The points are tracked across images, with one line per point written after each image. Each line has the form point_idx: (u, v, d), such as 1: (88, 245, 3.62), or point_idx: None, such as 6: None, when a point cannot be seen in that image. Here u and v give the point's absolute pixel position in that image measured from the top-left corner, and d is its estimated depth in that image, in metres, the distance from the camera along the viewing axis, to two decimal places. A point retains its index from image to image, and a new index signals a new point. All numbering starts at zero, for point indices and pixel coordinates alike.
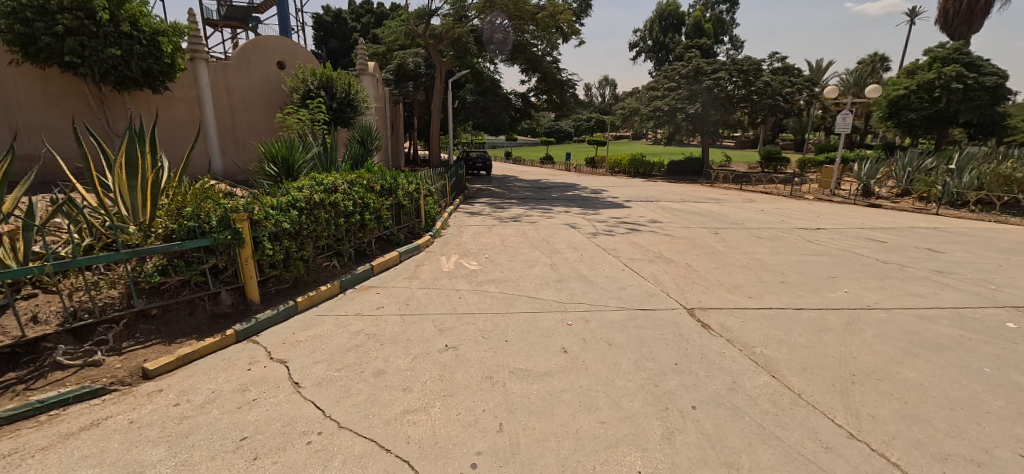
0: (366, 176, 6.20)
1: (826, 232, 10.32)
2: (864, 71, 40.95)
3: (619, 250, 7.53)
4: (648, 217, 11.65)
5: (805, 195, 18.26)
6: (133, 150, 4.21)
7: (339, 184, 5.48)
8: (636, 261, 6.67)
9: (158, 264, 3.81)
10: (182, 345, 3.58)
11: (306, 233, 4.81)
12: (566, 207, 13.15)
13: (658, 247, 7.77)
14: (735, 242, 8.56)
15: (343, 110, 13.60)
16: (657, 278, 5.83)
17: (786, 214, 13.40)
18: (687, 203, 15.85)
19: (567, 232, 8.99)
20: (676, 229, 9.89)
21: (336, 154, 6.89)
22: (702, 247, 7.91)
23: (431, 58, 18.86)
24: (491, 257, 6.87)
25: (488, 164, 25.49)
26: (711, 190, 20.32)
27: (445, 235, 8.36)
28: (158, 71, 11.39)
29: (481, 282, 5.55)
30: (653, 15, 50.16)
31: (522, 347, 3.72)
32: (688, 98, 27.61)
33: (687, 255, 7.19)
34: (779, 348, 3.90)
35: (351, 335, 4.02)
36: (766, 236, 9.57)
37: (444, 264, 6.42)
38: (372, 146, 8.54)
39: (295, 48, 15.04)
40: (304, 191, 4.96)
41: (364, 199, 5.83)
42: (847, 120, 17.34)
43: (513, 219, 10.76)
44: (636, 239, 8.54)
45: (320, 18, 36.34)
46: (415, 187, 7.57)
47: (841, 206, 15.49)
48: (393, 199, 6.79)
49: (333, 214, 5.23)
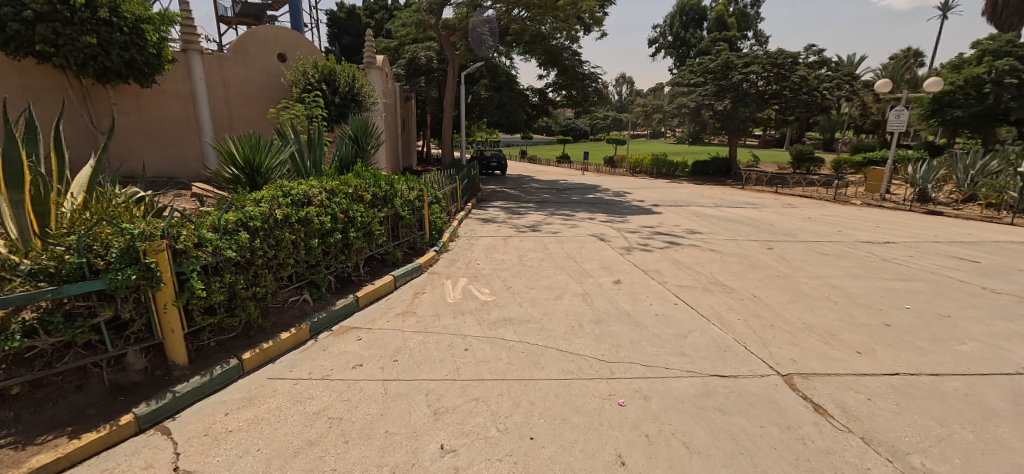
0: (353, 183, 4.98)
1: (898, 247, 8.85)
2: (899, 66, 38.84)
3: (663, 272, 6.19)
4: (684, 225, 10.30)
5: (850, 200, 16.67)
6: (16, 148, 3.00)
7: (312, 194, 4.28)
8: (688, 291, 5.34)
9: (28, 320, 2.65)
10: (41, 450, 2.43)
11: (265, 256, 3.63)
12: (591, 213, 11.82)
13: (710, 269, 6.43)
14: (798, 261, 7.19)
15: (346, 106, 12.47)
16: (724, 318, 4.47)
17: (838, 223, 11.91)
18: (722, 209, 14.37)
19: (596, 246, 7.67)
20: (722, 242, 8.54)
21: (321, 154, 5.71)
22: (765, 269, 6.54)
23: (443, 51, 17.71)
24: (507, 281, 5.58)
25: (503, 163, 24.21)
26: (744, 194, 18.82)
27: (453, 250, 7.10)
28: (142, 62, 10.34)
29: (494, 322, 4.25)
30: (674, 8, 48.50)
31: (558, 456, 2.47)
32: (715, 95, 26.06)
33: (749, 281, 5.83)
34: (946, 457, 2.59)
35: (307, 420, 2.78)
36: (830, 252, 8.14)
37: (448, 293, 5.16)
38: (369, 145, 7.30)
39: (297, 39, 13.66)
40: (262, 204, 3.77)
41: (347, 213, 4.61)
42: (902, 117, 15.70)
43: (532, 227, 9.48)
44: (679, 257, 7.18)
45: (334, 15, 35.50)
46: (416, 194, 6.33)
47: (896, 214, 13.91)
48: (389, 210, 5.56)
49: (302, 235, 4.01)
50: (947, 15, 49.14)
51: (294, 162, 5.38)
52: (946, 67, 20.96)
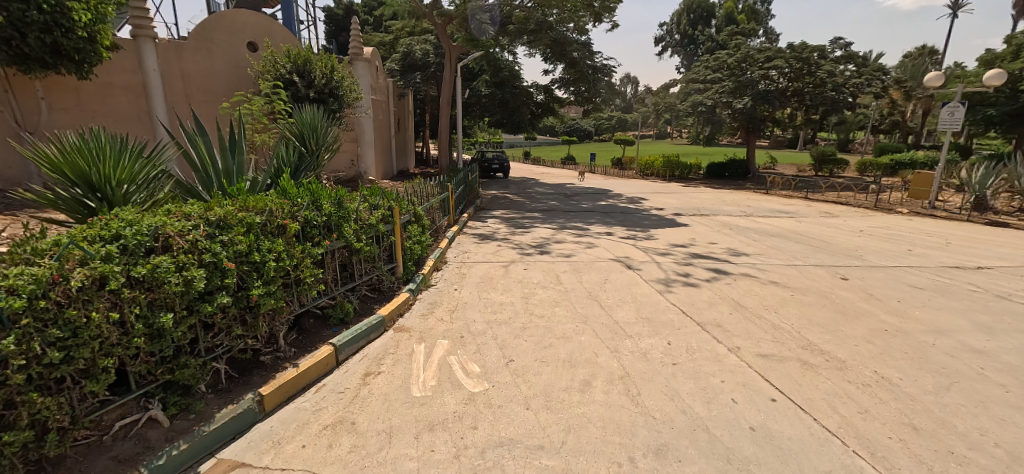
0: (269, 203, 3.21)
1: (994, 274, 7.14)
2: (919, 64, 37.19)
3: (729, 324, 4.42)
4: (723, 244, 8.56)
5: (894, 208, 14.89)
6: None
7: (175, 230, 2.54)
8: (780, 367, 3.57)
9: None
10: None
11: (39, 366, 1.96)
12: (607, 226, 10.11)
13: (790, 318, 4.67)
14: (894, 303, 5.47)
15: (323, 100, 10.76)
16: (865, 437, 2.73)
17: (896, 238, 10.18)
18: (754, 219, 12.62)
19: (624, 277, 5.92)
20: (780, 269, 6.81)
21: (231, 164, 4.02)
22: (864, 319, 4.80)
23: (441, 41, 16.09)
24: (507, 345, 3.83)
25: (505, 166, 22.47)
26: (771, 200, 17.09)
27: (436, 286, 5.31)
28: (71, 47, 8.42)
29: (486, 452, 2.51)
30: (681, 6, 46.83)
31: None
32: (733, 92, 24.27)
33: (858, 346, 4.07)
34: None
35: None
36: (923, 284, 6.41)
37: (416, 371, 3.39)
38: (323, 149, 5.55)
39: (270, 26, 11.94)
40: (47, 262, 2.07)
41: (249, 257, 2.86)
42: (956, 114, 13.89)
43: (539, 247, 7.74)
44: (738, 294, 5.40)
45: (331, 11, 33.94)
46: (379, 215, 4.54)
47: (955, 225, 12.20)
48: (334, 242, 3.78)
49: (140, 310, 2.27)
50: (955, 15, 47.49)
51: (177, 181, 3.66)
52: (979, 61, 19.28)
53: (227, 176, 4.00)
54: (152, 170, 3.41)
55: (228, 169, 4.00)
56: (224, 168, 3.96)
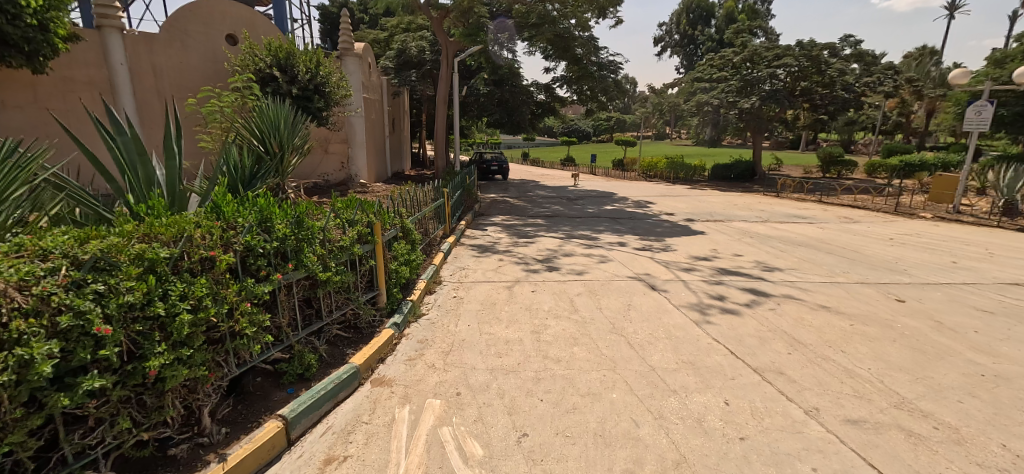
0: (185, 229, 2.32)
1: None
2: (924, 63, 36.47)
3: (793, 370, 3.53)
4: (750, 256, 7.70)
5: (916, 213, 14.03)
6: None
7: (12, 281, 1.70)
8: (882, 443, 2.69)
9: None
10: None
11: None
12: (618, 235, 9.23)
13: (865, 360, 3.78)
14: (974, 335, 4.58)
15: (308, 97, 9.84)
16: None
17: (933, 248, 9.31)
18: (773, 225, 11.77)
19: (650, 301, 5.04)
20: (824, 288, 5.93)
21: (153, 169, 3.10)
22: (952, 360, 3.93)
23: (436, 36, 15.10)
24: (518, 409, 2.92)
25: (504, 167, 21.60)
26: (785, 203, 16.24)
27: (429, 316, 4.41)
28: (19, 36, 7.47)
29: None
30: (680, 6, 46.10)
31: None
32: (739, 91, 23.16)
33: (965, 404, 3.19)
34: None
35: None
36: (992, 307, 5.53)
37: (397, 456, 2.48)
38: (285, 152, 4.67)
39: (252, 17, 10.89)
40: None
41: (144, 312, 2.00)
42: (983, 113, 13.06)
43: (546, 261, 6.86)
44: (790, 324, 4.52)
45: (326, 9, 33.05)
46: (356, 234, 3.64)
47: (987, 232, 11.34)
48: (291, 275, 2.87)
49: None
50: (956, 14, 46.91)
51: (74, 193, 2.78)
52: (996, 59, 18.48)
53: (149, 186, 3.10)
54: (24, 180, 2.51)
55: (150, 177, 3.10)
56: (145, 177, 3.07)
